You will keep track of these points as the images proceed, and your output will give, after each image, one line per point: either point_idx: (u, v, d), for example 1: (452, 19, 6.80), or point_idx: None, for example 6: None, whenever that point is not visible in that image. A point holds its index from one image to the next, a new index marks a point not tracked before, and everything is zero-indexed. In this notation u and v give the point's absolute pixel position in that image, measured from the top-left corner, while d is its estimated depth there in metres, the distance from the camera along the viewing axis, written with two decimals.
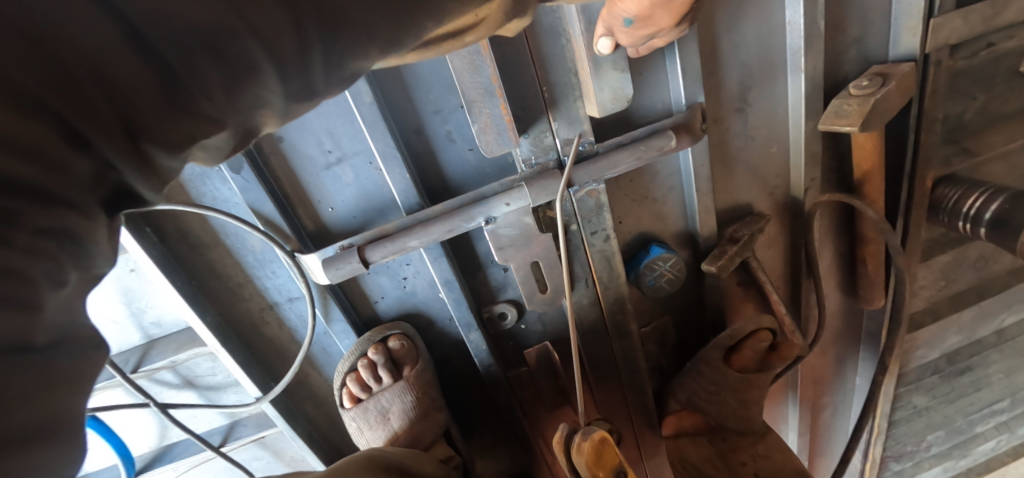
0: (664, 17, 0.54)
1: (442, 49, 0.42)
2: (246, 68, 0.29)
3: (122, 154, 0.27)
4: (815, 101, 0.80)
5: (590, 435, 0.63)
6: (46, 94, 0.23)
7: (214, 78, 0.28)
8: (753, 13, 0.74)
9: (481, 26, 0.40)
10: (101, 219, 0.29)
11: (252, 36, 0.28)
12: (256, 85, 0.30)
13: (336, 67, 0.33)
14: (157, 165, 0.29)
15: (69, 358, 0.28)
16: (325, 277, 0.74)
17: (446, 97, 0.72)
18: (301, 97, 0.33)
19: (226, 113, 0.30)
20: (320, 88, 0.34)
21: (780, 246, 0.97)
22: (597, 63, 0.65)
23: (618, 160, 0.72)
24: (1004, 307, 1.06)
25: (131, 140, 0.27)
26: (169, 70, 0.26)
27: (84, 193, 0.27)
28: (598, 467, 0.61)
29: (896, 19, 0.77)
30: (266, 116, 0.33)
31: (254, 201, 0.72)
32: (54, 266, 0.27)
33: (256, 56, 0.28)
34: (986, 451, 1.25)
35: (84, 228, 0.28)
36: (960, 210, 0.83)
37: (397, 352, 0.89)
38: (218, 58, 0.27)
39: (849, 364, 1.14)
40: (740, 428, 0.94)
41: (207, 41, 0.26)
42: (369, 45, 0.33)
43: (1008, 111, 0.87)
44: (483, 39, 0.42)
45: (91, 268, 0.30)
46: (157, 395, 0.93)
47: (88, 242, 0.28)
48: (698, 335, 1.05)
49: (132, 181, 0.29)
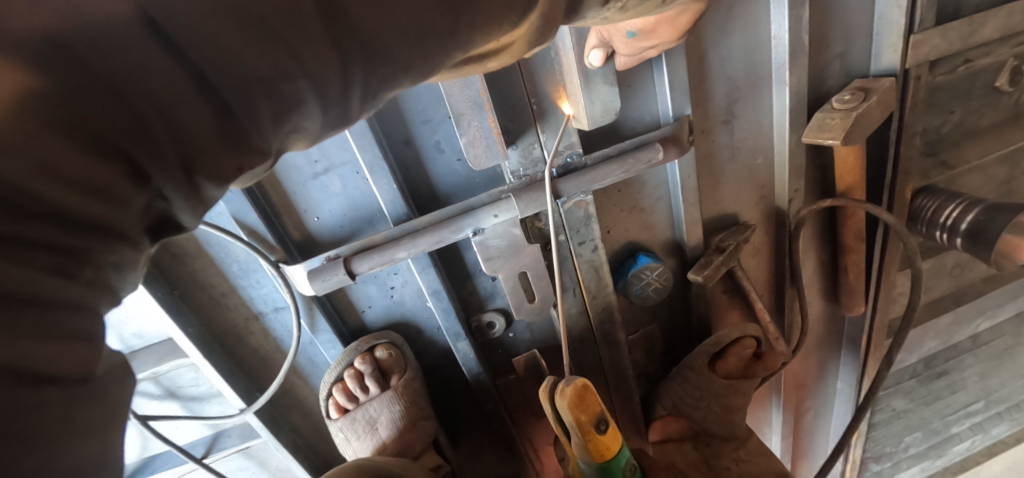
0: (667, 32, 0.55)
1: (467, 70, 0.43)
2: (293, 104, 0.28)
3: (172, 185, 0.28)
4: (800, 114, 0.81)
5: (573, 381, 0.63)
6: (116, 135, 0.24)
7: (264, 113, 0.27)
8: (739, 27, 0.75)
9: (505, 53, 0.40)
10: (145, 246, 0.30)
11: (304, 76, 0.27)
12: (299, 115, 0.29)
13: (373, 97, 0.32)
14: (203, 193, 0.30)
15: (119, 387, 0.30)
16: (311, 289, 0.73)
17: (434, 108, 0.72)
18: (336, 126, 0.33)
19: (272, 143, 0.29)
20: (355, 113, 0.33)
21: (765, 255, 0.99)
22: (588, 77, 0.65)
23: (606, 172, 0.73)
24: (978, 313, 1.09)
25: (187, 174, 0.28)
26: (227, 108, 0.26)
27: (131, 224, 0.28)
28: (581, 411, 0.62)
29: (879, 35, 0.78)
30: (298, 141, 0.32)
31: (237, 211, 0.72)
32: (96, 289, 0.28)
33: (304, 92, 0.28)
34: (961, 451, 1.26)
35: (128, 259, 0.29)
36: (938, 220, 0.86)
37: (385, 362, 0.88)
38: (270, 96, 0.27)
39: (831, 369, 1.16)
40: (723, 433, 0.94)
41: (266, 82, 0.26)
42: (404, 76, 0.32)
43: (984, 124, 0.90)
44: (506, 64, 0.42)
45: (120, 298, 0.31)
46: (138, 407, 0.91)
47: (126, 272, 0.30)
48: (684, 341, 1.06)
49: (178, 211, 0.30)
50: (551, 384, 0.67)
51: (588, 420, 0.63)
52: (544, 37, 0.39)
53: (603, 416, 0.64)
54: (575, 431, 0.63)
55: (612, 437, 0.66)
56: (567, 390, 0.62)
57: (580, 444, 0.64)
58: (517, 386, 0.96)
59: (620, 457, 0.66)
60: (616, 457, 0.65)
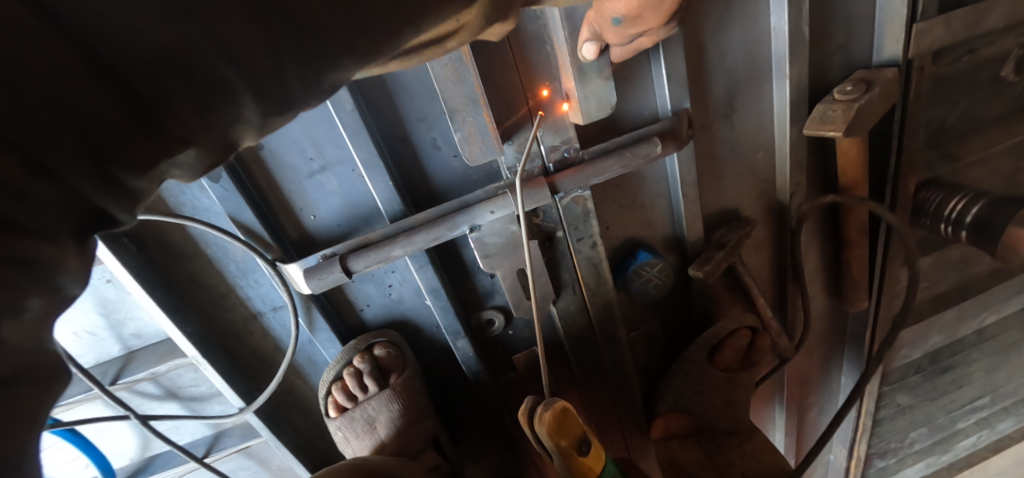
0: (653, 17, 0.53)
1: (426, 54, 0.41)
2: (216, 88, 0.27)
3: (84, 177, 0.26)
4: (801, 106, 0.80)
5: (552, 405, 0.62)
6: (8, 129, 0.22)
7: (182, 99, 0.26)
8: (738, 20, 0.74)
9: (462, 32, 0.39)
10: (68, 245, 0.27)
11: (223, 56, 0.26)
12: (229, 104, 0.28)
13: (313, 82, 0.31)
14: (129, 188, 0.28)
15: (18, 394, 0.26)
16: (307, 288, 0.73)
17: (429, 105, 0.71)
18: (276, 113, 0.31)
19: (197, 134, 0.28)
20: (296, 101, 0.31)
21: (767, 251, 0.97)
22: (582, 70, 0.64)
23: (604, 167, 0.72)
24: (984, 307, 1.07)
25: (97, 166, 0.26)
26: (134, 94, 0.25)
27: (50, 223, 0.26)
28: (561, 436, 0.61)
29: (880, 26, 0.77)
30: (246, 133, 0.31)
31: (234, 210, 0.71)
32: (16, 294, 0.25)
33: (227, 76, 0.27)
34: (967, 447, 1.24)
35: (49, 256, 0.26)
36: (943, 213, 0.84)
37: (383, 361, 0.88)
38: (185, 77, 0.26)
39: (835, 364, 1.15)
40: (728, 428, 0.96)
41: (176, 63, 0.25)
42: (345, 56, 0.31)
43: (989, 116, 0.88)
44: (465, 43, 0.41)
45: (61, 290, 0.28)
46: (138, 406, 0.92)
47: (55, 271, 0.27)
48: (685, 338, 1.05)
49: (104, 205, 0.27)
50: (529, 405, 0.66)
51: (568, 444, 0.62)
52: (496, 14, 0.38)
53: (586, 438, 0.64)
54: (557, 455, 0.62)
55: (593, 455, 0.65)
56: (546, 415, 0.61)
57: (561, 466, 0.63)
58: (517, 384, 0.97)
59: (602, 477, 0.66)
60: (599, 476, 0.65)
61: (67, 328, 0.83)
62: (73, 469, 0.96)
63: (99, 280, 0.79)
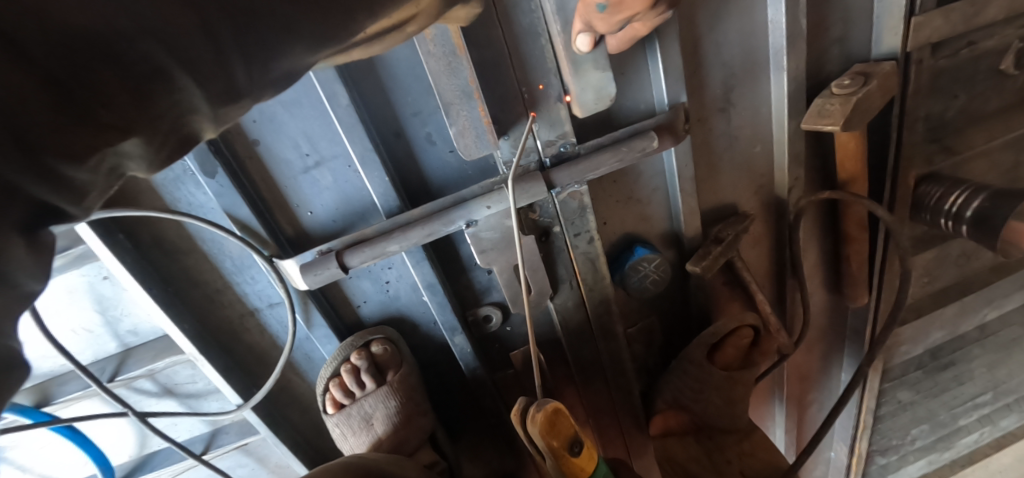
0: (636, 3, 0.53)
1: (390, 40, 0.46)
2: (153, 72, 0.28)
3: (25, 175, 0.25)
4: (798, 100, 0.79)
5: (544, 406, 0.62)
6: None
7: (115, 85, 0.27)
8: (735, 12, 0.74)
9: (420, 16, 0.44)
10: (20, 243, 0.27)
11: (153, 39, 0.27)
12: (168, 90, 0.29)
13: (260, 67, 0.34)
14: (69, 181, 0.28)
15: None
16: (303, 283, 0.72)
17: (424, 99, 0.71)
18: (225, 101, 0.33)
19: (137, 122, 0.29)
20: (245, 87, 0.33)
21: (766, 246, 0.97)
22: (575, 63, 0.65)
23: (600, 161, 0.72)
24: (985, 303, 1.06)
25: (36, 160, 0.26)
26: (58, 79, 0.25)
27: (1, 225, 0.25)
28: (553, 437, 0.61)
29: (878, 19, 0.77)
30: (200, 122, 0.33)
31: (230, 206, 0.71)
32: None
33: (162, 59, 0.28)
34: (969, 444, 1.23)
35: (0, 255, 0.26)
36: (943, 207, 0.84)
37: (380, 358, 0.87)
38: (114, 64, 0.27)
39: (834, 360, 1.14)
40: (726, 426, 0.94)
41: (99, 46, 0.26)
42: (295, 41, 0.34)
43: (989, 109, 0.87)
44: (423, 28, 0.46)
45: (18, 283, 0.28)
46: (136, 403, 0.92)
47: (8, 265, 0.27)
48: (684, 334, 1.05)
49: (48, 198, 0.27)
50: (521, 406, 0.66)
51: (560, 445, 0.62)
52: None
53: (577, 438, 0.64)
54: (548, 456, 0.62)
55: (586, 458, 0.64)
56: (538, 416, 0.61)
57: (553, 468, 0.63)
58: (515, 381, 0.97)
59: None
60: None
61: (64, 325, 0.83)
62: (71, 466, 0.96)
63: (95, 276, 0.79)
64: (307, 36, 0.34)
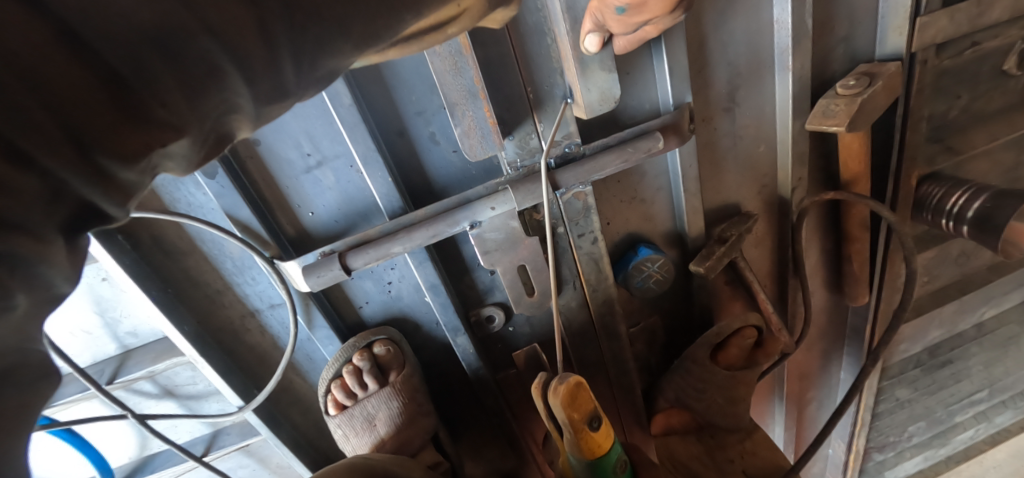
0: (657, 5, 0.55)
1: (427, 40, 0.45)
2: (208, 71, 0.28)
3: (71, 169, 0.26)
4: (803, 100, 0.79)
5: (567, 378, 0.62)
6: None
7: (170, 83, 0.27)
8: (741, 11, 0.73)
9: (464, 17, 0.44)
10: (57, 243, 0.27)
11: (206, 32, 0.27)
12: (220, 88, 0.29)
13: (308, 65, 0.34)
14: (117, 180, 0.28)
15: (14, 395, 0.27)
16: (306, 285, 0.72)
17: (428, 98, 0.70)
18: (270, 98, 0.33)
19: (189, 122, 0.29)
20: (291, 86, 0.34)
21: (768, 245, 0.97)
22: (583, 63, 0.63)
23: (605, 162, 0.72)
24: (983, 301, 1.07)
25: (83, 155, 0.26)
26: (114, 74, 0.25)
27: (35, 217, 0.25)
28: (574, 409, 0.62)
29: (883, 19, 0.77)
30: (240, 121, 0.33)
31: (230, 207, 0.70)
32: (4, 292, 0.25)
33: (216, 56, 0.28)
34: (964, 440, 1.24)
35: (34, 252, 0.26)
36: (944, 208, 0.84)
37: (383, 358, 0.87)
38: (172, 60, 0.27)
39: (834, 358, 1.14)
40: (728, 425, 0.94)
41: (156, 41, 0.26)
42: (343, 40, 0.34)
43: (992, 108, 0.87)
44: (465, 31, 0.46)
45: (50, 288, 0.28)
46: (136, 405, 0.91)
47: (42, 269, 0.27)
48: (685, 333, 1.05)
49: (93, 197, 0.28)
50: (542, 380, 0.66)
51: (580, 418, 0.62)
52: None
53: (597, 413, 0.64)
54: (568, 429, 0.63)
55: (603, 434, 0.66)
56: (561, 388, 0.61)
57: (572, 440, 0.64)
58: (517, 379, 0.95)
59: (611, 454, 0.66)
60: (608, 453, 0.66)
61: (62, 328, 0.82)
62: (70, 470, 0.95)
63: (95, 278, 0.78)
64: (351, 37, 0.34)
